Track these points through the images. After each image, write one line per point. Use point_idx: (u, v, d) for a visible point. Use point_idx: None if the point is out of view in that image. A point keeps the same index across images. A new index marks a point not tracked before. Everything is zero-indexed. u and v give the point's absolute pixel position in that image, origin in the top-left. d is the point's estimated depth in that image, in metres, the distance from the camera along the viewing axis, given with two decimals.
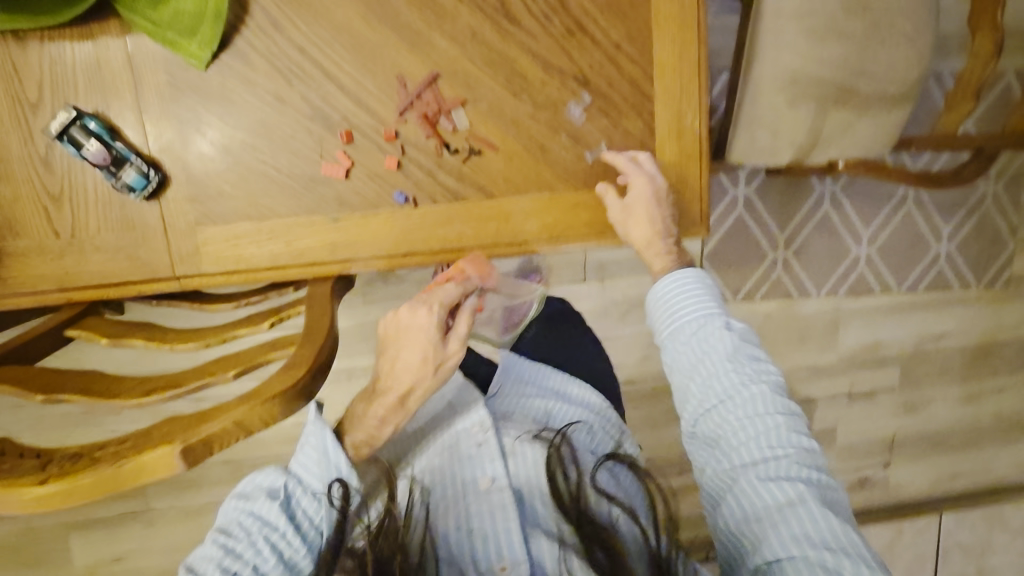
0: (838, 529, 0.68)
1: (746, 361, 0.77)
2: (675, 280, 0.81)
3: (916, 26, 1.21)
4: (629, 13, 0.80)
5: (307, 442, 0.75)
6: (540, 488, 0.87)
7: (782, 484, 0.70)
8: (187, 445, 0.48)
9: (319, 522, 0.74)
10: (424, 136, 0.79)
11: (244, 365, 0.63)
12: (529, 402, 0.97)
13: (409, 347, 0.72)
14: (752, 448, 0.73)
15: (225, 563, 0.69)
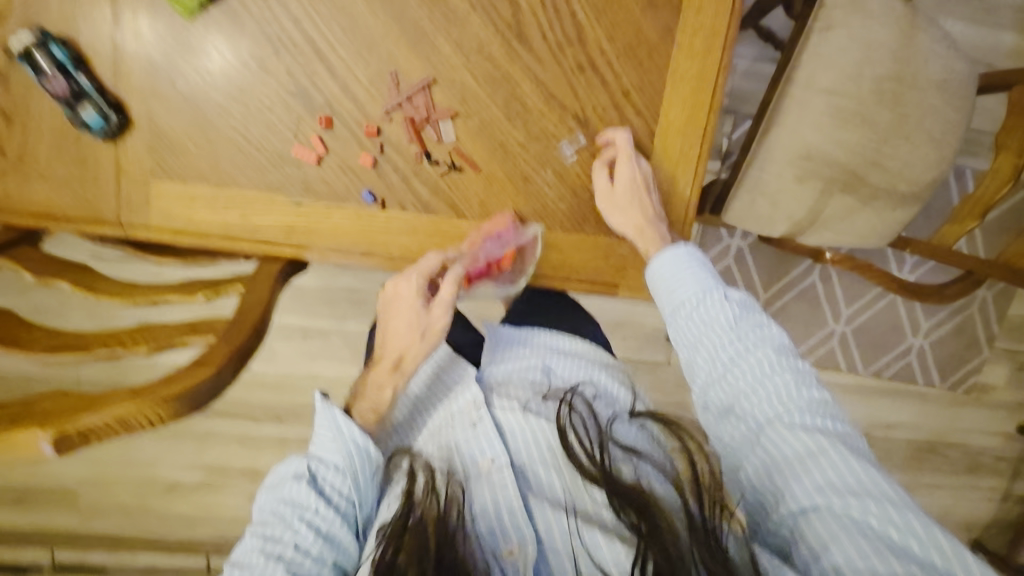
0: (865, 475, 0.61)
1: (749, 321, 0.73)
2: (674, 252, 0.77)
3: (943, 129, 1.18)
4: (645, 62, 0.77)
5: (320, 423, 0.73)
6: (549, 455, 0.75)
7: (797, 435, 0.64)
8: (59, 435, 0.47)
9: (351, 493, 0.70)
10: (406, 140, 0.76)
11: (157, 344, 0.61)
12: (525, 362, 0.86)
13: (402, 314, 0.77)
14: (760, 411, 0.67)
15: (267, 548, 0.65)
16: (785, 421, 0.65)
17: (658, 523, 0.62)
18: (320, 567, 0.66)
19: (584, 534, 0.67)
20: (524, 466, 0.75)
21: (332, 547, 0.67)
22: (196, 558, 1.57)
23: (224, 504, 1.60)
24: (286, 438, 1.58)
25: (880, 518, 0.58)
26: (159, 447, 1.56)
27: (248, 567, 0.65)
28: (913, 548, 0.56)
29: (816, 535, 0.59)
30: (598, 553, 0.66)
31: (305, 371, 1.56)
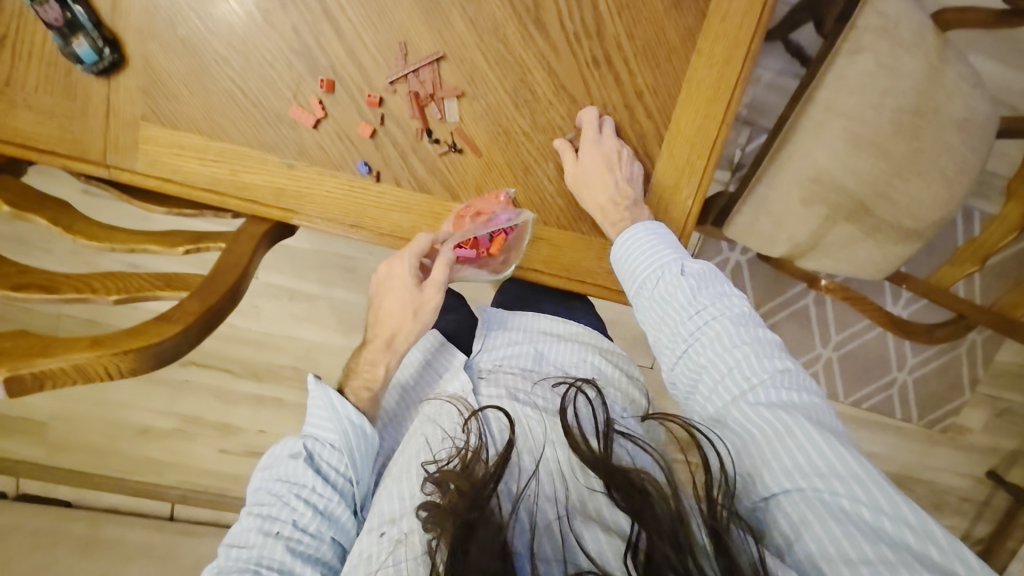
0: (833, 452, 0.59)
1: (708, 293, 0.72)
2: (642, 227, 0.73)
3: (958, 169, 1.16)
4: (662, 65, 0.75)
5: (313, 404, 0.73)
6: (541, 441, 0.67)
7: (762, 414, 0.63)
8: (13, 374, 0.46)
9: (347, 470, 0.71)
10: (408, 115, 0.74)
11: (128, 294, 0.59)
12: (517, 348, 0.81)
13: (395, 293, 0.76)
14: (727, 397, 0.67)
15: (265, 526, 0.66)
16: (749, 400, 0.65)
17: (650, 506, 0.54)
18: (320, 541, 0.68)
19: (573, 522, 0.58)
20: (525, 455, 0.66)
21: (330, 522, 0.69)
22: (160, 503, 1.58)
23: (194, 454, 1.60)
24: (262, 396, 1.58)
25: (850, 497, 0.56)
26: (134, 390, 1.56)
27: (246, 546, 0.65)
28: (883, 526, 0.54)
29: (787, 518, 0.58)
30: (584, 542, 0.56)
31: (288, 333, 1.55)
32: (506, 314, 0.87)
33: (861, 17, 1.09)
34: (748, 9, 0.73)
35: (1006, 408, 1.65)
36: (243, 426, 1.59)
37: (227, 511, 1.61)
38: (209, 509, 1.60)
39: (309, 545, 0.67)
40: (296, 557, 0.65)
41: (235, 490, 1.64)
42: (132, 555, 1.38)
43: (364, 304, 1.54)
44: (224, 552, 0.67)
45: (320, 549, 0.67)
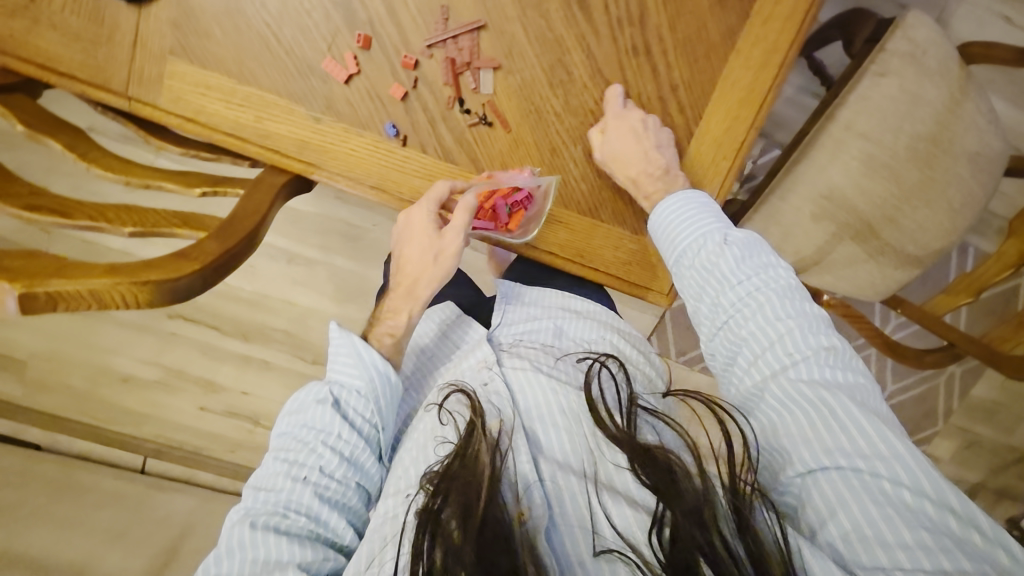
0: (877, 433, 0.58)
1: (751, 265, 0.70)
2: (682, 197, 0.74)
3: (965, 202, 1.19)
4: (700, 61, 0.75)
5: (339, 352, 0.72)
6: (563, 417, 0.68)
7: (801, 390, 0.62)
8: (27, 291, 0.43)
9: (373, 418, 0.70)
10: (442, 81, 0.73)
11: (144, 228, 0.58)
12: (535, 323, 0.81)
13: (415, 240, 0.75)
14: (765, 371, 0.65)
15: (292, 471, 0.66)
16: (790, 375, 0.63)
17: (678, 491, 0.56)
18: (346, 487, 0.67)
19: (600, 498, 0.62)
20: (535, 426, 0.68)
21: (356, 469, 0.68)
22: (134, 455, 1.55)
23: (174, 408, 1.58)
24: (249, 356, 1.56)
25: (892, 479, 0.56)
26: (119, 337, 1.53)
27: (274, 490, 0.65)
28: (925, 510, 0.54)
29: (824, 497, 0.57)
30: (610, 517, 0.61)
31: (283, 295, 1.53)
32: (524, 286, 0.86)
33: (891, 41, 1.10)
34: (791, 15, 0.73)
35: (974, 441, 1.69)
36: (226, 385, 1.58)
37: (201, 469, 1.59)
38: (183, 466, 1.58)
39: (336, 491, 0.66)
40: (324, 503, 0.65)
41: (211, 449, 1.62)
42: (103, 503, 1.32)
43: (363, 275, 1.53)
44: (251, 494, 0.66)
45: (346, 496, 0.67)
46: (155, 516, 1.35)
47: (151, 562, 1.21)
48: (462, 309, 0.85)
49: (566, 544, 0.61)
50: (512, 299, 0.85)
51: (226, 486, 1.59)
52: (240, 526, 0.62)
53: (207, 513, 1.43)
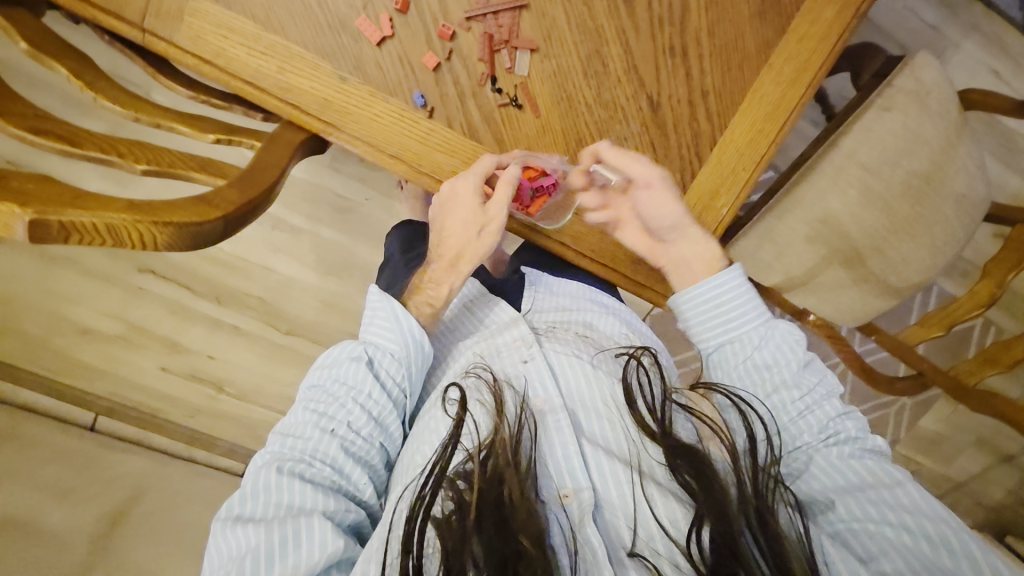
0: (922, 498, 0.62)
1: (811, 370, 0.72)
2: (733, 279, 0.75)
3: (946, 240, 1.24)
4: (732, 70, 0.76)
5: (376, 313, 0.72)
6: (602, 405, 0.71)
7: (851, 463, 0.66)
8: (41, 218, 0.40)
9: (403, 382, 0.71)
10: (477, 56, 0.72)
11: (159, 167, 0.55)
12: (569, 314, 0.81)
13: (457, 212, 0.72)
14: (805, 428, 0.69)
15: (321, 424, 0.65)
16: (838, 451, 0.67)
17: (719, 499, 0.59)
18: (370, 445, 0.68)
19: (647, 492, 0.65)
20: (581, 414, 0.71)
21: (381, 429, 0.69)
22: (84, 411, 1.44)
23: (134, 366, 1.49)
24: (220, 320, 1.49)
25: (914, 531, 0.59)
26: (79, 286, 1.41)
27: (302, 438, 0.64)
28: (946, 563, 0.58)
29: (862, 542, 0.61)
30: (657, 511, 0.63)
31: (263, 261, 1.46)
32: (554, 278, 0.88)
33: (898, 77, 1.15)
34: (824, 36, 0.76)
35: (917, 470, 1.78)
36: (192, 347, 1.50)
37: (156, 433, 1.50)
38: (136, 427, 1.48)
39: (361, 447, 0.66)
40: (349, 457, 0.65)
41: (168, 413, 1.55)
42: (53, 457, 1.20)
43: (349, 248, 1.49)
44: (277, 441, 0.66)
45: (369, 454, 0.67)
46: (105, 475, 1.24)
47: (95, 525, 1.11)
48: (485, 289, 0.85)
49: (613, 534, 0.63)
50: (541, 288, 0.85)
51: (181, 453, 1.50)
52: (266, 469, 0.62)
53: (160, 475, 1.35)
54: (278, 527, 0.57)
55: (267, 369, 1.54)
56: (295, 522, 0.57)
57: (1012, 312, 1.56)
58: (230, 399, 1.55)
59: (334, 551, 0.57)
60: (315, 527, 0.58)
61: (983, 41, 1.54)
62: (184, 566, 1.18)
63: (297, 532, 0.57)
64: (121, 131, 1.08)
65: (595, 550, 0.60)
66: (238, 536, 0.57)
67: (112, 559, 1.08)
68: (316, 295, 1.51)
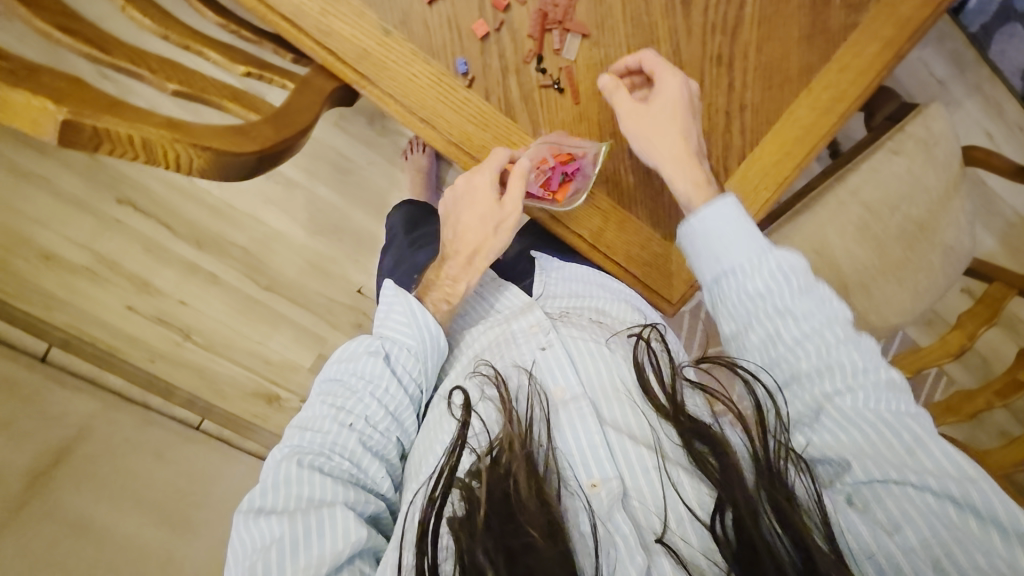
0: (943, 456, 0.58)
1: (809, 296, 0.67)
2: (718, 207, 0.69)
3: (927, 288, 1.27)
4: (774, 88, 0.76)
5: (392, 308, 0.71)
6: (620, 390, 0.71)
7: (863, 410, 0.61)
8: (76, 119, 0.38)
9: (420, 378, 0.70)
10: (528, 32, 0.71)
11: (189, 90, 0.54)
12: (583, 299, 0.81)
13: (475, 207, 0.71)
14: (802, 358, 0.65)
15: (339, 417, 0.64)
16: (848, 402, 0.62)
17: (736, 482, 0.58)
18: (387, 440, 0.67)
19: (671, 475, 0.64)
20: (602, 399, 0.70)
21: (398, 424, 0.68)
22: (38, 340, 1.26)
23: (98, 303, 1.36)
24: (195, 266, 1.39)
25: (939, 493, 0.56)
26: (48, 208, 1.30)
27: (320, 432, 0.63)
28: (971, 526, 0.55)
29: (885, 510, 0.57)
30: (686, 496, 0.63)
31: (251, 211, 1.39)
32: (563, 261, 0.87)
33: (910, 124, 1.21)
34: (866, 70, 0.77)
35: None
36: (163, 290, 1.38)
37: (111, 371, 1.33)
38: (92, 362, 1.31)
39: (378, 441, 0.66)
40: (367, 451, 0.64)
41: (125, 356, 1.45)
42: None
43: (342, 212, 1.42)
44: (296, 434, 0.65)
45: (387, 448, 0.67)
46: (47, 412, 1.09)
47: (35, 461, 1.01)
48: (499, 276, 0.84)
49: (642, 517, 0.63)
50: (553, 273, 0.85)
51: (134, 396, 1.32)
52: (287, 462, 0.60)
53: (107, 420, 1.19)
54: (302, 517, 0.56)
55: (237, 323, 1.43)
56: (318, 513, 0.56)
57: (966, 365, 1.64)
58: (197, 348, 1.42)
59: (357, 541, 0.56)
60: (338, 516, 0.57)
61: (984, 103, 1.59)
62: (118, 522, 1.05)
63: (320, 523, 0.56)
64: (142, 41, 1.01)
65: (624, 537, 0.60)
66: (262, 527, 0.56)
67: (36, 505, 0.96)
68: (301, 255, 1.43)
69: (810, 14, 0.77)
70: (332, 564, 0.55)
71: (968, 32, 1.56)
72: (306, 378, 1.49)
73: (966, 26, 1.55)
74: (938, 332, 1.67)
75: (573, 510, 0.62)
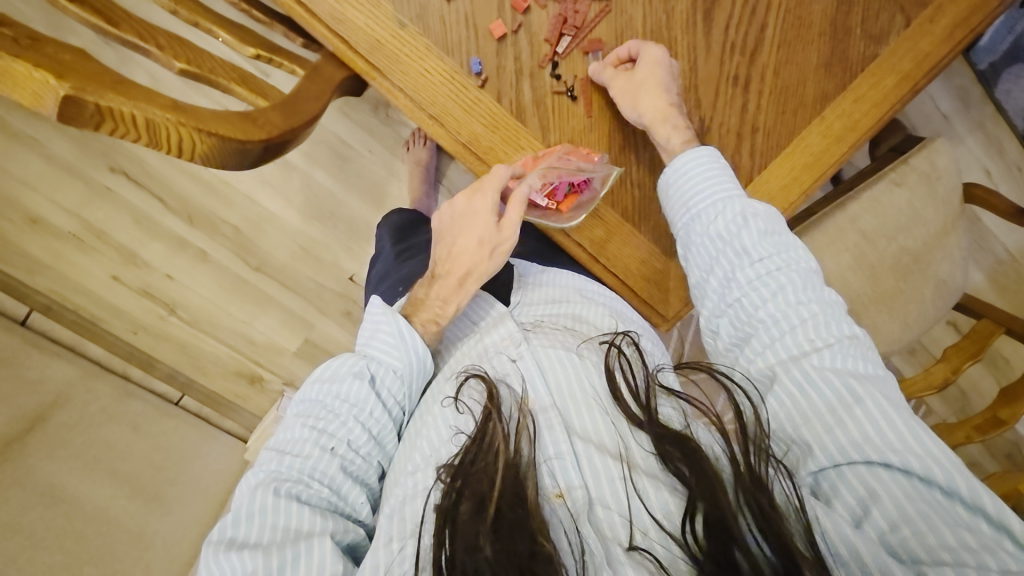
0: (906, 428, 0.57)
1: (773, 240, 0.68)
2: (695, 155, 0.70)
3: (917, 319, 1.26)
4: (788, 113, 0.76)
5: (380, 327, 0.69)
6: (591, 387, 0.69)
7: (825, 380, 0.60)
8: (78, 96, 0.37)
9: (403, 400, 0.70)
10: (545, 36, 0.70)
11: (197, 71, 0.53)
12: (560, 306, 0.79)
13: (470, 228, 0.69)
14: (760, 304, 0.66)
15: (320, 441, 0.63)
16: (812, 361, 0.61)
17: (713, 487, 0.55)
18: (369, 464, 0.66)
19: (638, 483, 0.61)
20: (570, 405, 0.68)
21: (379, 448, 0.67)
22: (18, 304, 1.25)
23: (82, 271, 1.33)
24: (185, 242, 1.36)
25: (905, 470, 0.55)
26: (37, 171, 1.26)
27: (300, 456, 0.62)
28: (936, 499, 0.54)
29: (853, 489, 0.56)
30: (649, 504, 0.60)
31: (246, 191, 1.36)
32: (543, 267, 0.86)
33: (915, 157, 1.22)
34: (880, 102, 0.77)
35: None
36: (150, 263, 1.35)
37: (92, 341, 1.32)
38: (72, 331, 1.30)
39: (359, 466, 0.65)
40: (347, 476, 0.63)
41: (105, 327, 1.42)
42: None
43: (340, 199, 1.40)
44: (272, 458, 0.63)
45: (367, 473, 0.66)
46: (24, 377, 1.07)
47: (9, 427, 0.99)
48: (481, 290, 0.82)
49: (606, 525, 0.60)
50: (531, 280, 0.84)
51: (115, 366, 1.32)
52: (263, 490, 0.59)
53: (86, 390, 1.17)
54: (277, 551, 0.55)
55: (224, 302, 1.40)
56: (296, 546, 0.55)
57: (945, 397, 1.66)
58: (181, 324, 1.39)
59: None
60: (315, 549, 0.56)
61: (985, 141, 1.61)
62: (92, 492, 1.03)
63: (296, 556, 0.55)
64: (144, 6, 0.98)
65: (592, 551, 0.58)
66: (233, 562, 0.54)
67: (7, 470, 0.94)
68: (292, 238, 1.40)
69: (831, 41, 0.76)
70: None
71: (977, 69, 1.57)
72: (291, 363, 1.46)
73: (975, 63, 1.56)
74: (921, 363, 1.69)
75: (553, 525, 0.59)
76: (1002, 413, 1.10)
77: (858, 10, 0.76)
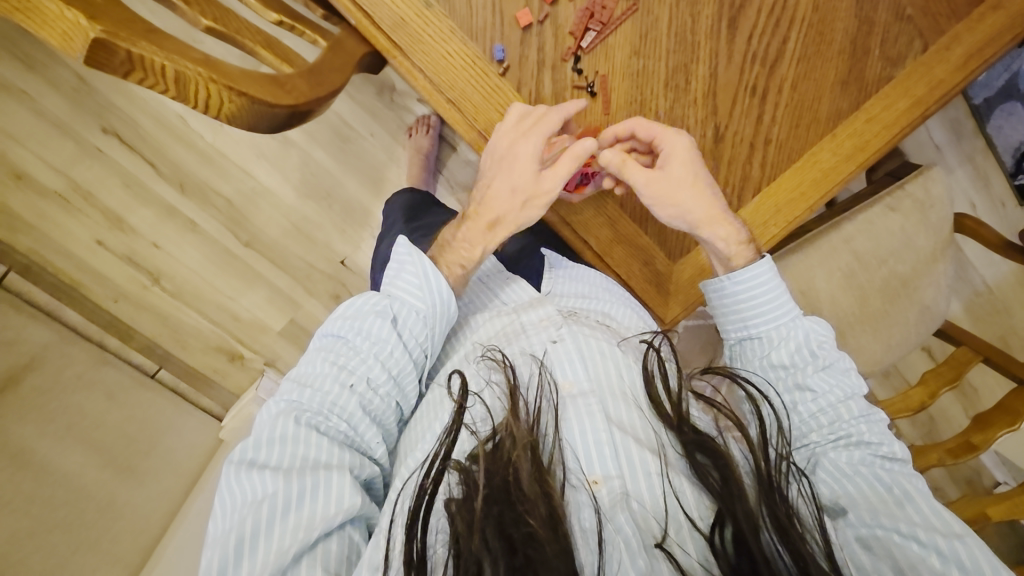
0: (930, 508, 0.60)
1: (830, 372, 0.69)
2: (754, 274, 0.71)
3: (899, 343, 1.29)
4: (801, 127, 0.77)
5: (404, 268, 0.68)
6: (631, 390, 0.69)
7: (857, 468, 0.64)
8: (110, 38, 0.37)
9: (425, 343, 0.67)
10: (570, 29, 0.70)
11: (222, 29, 0.52)
12: (592, 296, 0.79)
13: (506, 171, 0.66)
14: (814, 427, 0.68)
15: (340, 376, 0.62)
16: (852, 455, 0.64)
17: (735, 496, 0.57)
18: (387, 404, 0.64)
19: (674, 479, 0.62)
20: (609, 396, 0.68)
21: (399, 389, 0.65)
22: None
23: (65, 232, 1.28)
24: (175, 209, 1.32)
25: (925, 543, 0.57)
26: (27, 126, 1.21)
27: (320, 390, 0.61)
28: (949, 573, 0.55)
29: (878, 554, 0.59)
30: (685, 502, 0.61)
31: (242, 163, 1.33)
32: (574, 264, 0.86)
33: (910, 184, 1.25)
34: (891, 124, 0.78)
35: None
36: (137, 229, 1.31)
37: (70, 307, 1.27)
38: (51, 294, 1.25)
39: (378, 406, 0.63)
40: (366, 416, 0.62)
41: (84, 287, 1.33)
42: None
43: (337, 179, 1.38)
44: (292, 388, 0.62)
45: (386, 414, 0.64)
46: None
47: None
48: (504, 268, 0.83)
49: (637, 514, 0.60)
50: (561, 272, 0.84)
51: (89, 333, 1.27)
52: (284, 418, 0.58)
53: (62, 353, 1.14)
54: (297, 479, 0.54)
55: (210, 275, 1.37)
56: (315, 475, 0.55)
57: (914, 420, 1.70)
58: (164, 294, 1.35)
59: (351, 507, 0.55)
60: (335, 481, 0.55)
61: (974, 174, 1.65)
62: (62, 458, 1.01)
63: (316, 484, 0.54)
64: None
65: (625, 539, 0.57)
66: (254, 481, 0.54)
67: None
68: (286, 215, 1.38)
69: (849, 60, 0.77)
70: (323, 530, 0.53)
71: (972, 103, 1.61)
72: (274, 342, 1.44)
73: (971, 97, 1.60)
74: (894, 386, 1.73)
75: (576, 504, 0.59)
76: (974, 438, 1.12)
77: (878, 32, 0.78)
